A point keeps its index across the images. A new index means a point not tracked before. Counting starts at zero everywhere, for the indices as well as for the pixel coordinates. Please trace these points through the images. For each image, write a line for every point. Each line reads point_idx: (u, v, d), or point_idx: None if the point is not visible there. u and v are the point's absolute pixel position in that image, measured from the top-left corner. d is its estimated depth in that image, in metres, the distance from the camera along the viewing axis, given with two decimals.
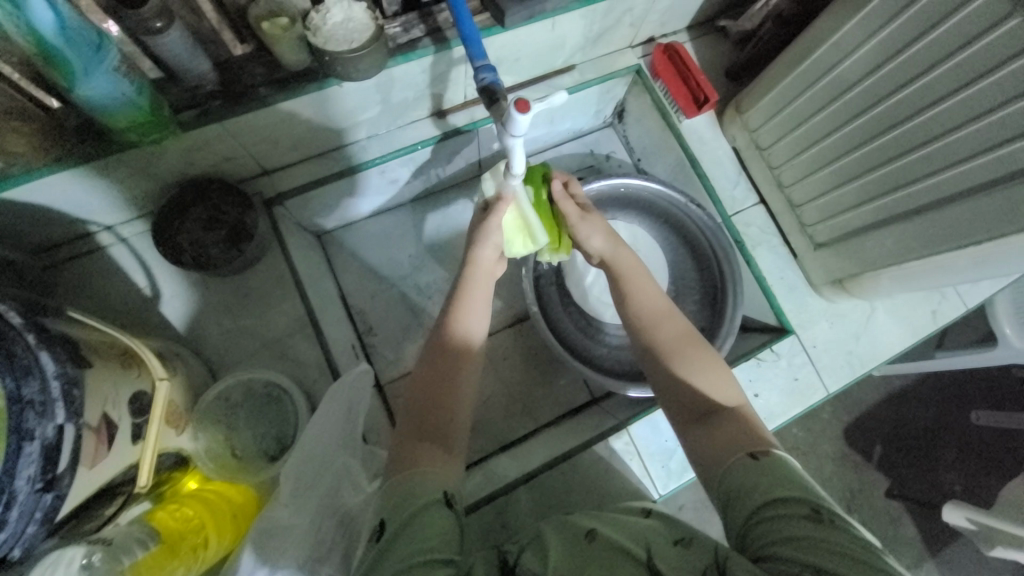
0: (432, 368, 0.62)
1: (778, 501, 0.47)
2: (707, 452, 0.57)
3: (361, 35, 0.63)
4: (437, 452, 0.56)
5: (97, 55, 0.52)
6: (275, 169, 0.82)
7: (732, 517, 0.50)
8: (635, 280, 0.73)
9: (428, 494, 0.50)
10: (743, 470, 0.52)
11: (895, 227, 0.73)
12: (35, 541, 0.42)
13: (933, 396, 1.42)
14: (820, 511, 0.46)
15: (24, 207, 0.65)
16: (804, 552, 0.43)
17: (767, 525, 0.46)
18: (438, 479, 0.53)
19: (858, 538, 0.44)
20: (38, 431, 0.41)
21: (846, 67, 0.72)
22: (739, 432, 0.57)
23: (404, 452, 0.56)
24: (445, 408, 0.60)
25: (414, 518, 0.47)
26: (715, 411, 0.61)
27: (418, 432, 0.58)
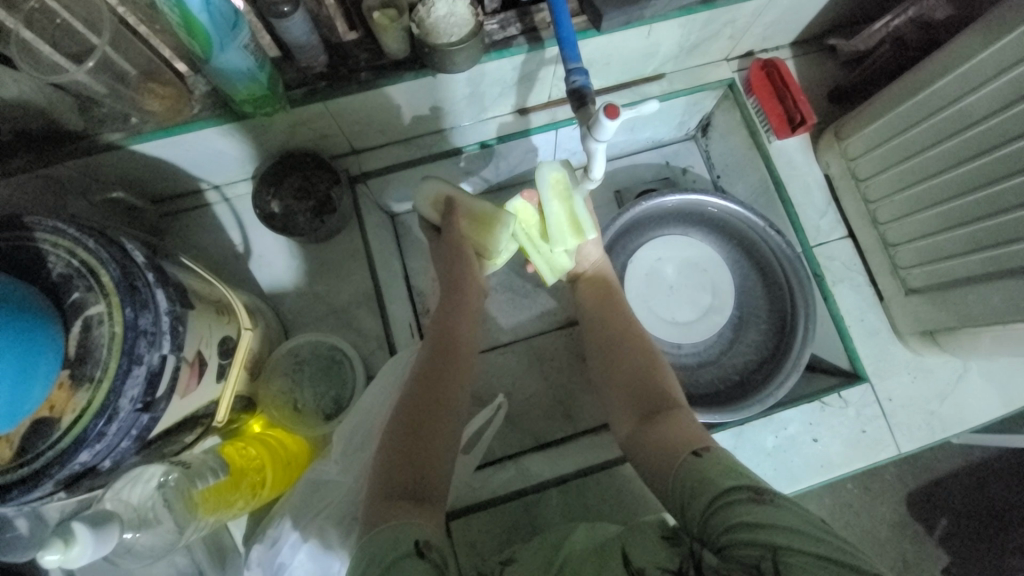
0: (424, 379, 0.64)
1: (728, 490, 0.47)
2: (654, 462, 0.58)
3: (460, 30, 0.66)
4: (411, 505, 0.52)
5: (232, 32, 0.58)
6: (363, 149, 0.87)
7: (690, 512, 0.49)
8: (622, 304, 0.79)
9: (403, 544, 0.46)
10: (689, 468, 0.52)
11: (1005, 282, 0.66)
12: (124, 455, 0.49)
13: (1020, 475, 1.26)
14: (759, 490, 0.46)
15: (152, 160, 0.73)
16: (758, 532, 0.42)
17: (724, 516, 0.45)
18: (412, 527, 0.48)
19: (800, 514, 0.44)
20: (146, 357, 0.46)
21: (973, 100, 0.65)
22: (679, 431, 0.59)
23: (378, 508, 0.52)
24: (426, 461, 0.58)
25: (398, 565, 0.44)
26: (663, 414, 0.63)
27: (391, 492, 0.54)
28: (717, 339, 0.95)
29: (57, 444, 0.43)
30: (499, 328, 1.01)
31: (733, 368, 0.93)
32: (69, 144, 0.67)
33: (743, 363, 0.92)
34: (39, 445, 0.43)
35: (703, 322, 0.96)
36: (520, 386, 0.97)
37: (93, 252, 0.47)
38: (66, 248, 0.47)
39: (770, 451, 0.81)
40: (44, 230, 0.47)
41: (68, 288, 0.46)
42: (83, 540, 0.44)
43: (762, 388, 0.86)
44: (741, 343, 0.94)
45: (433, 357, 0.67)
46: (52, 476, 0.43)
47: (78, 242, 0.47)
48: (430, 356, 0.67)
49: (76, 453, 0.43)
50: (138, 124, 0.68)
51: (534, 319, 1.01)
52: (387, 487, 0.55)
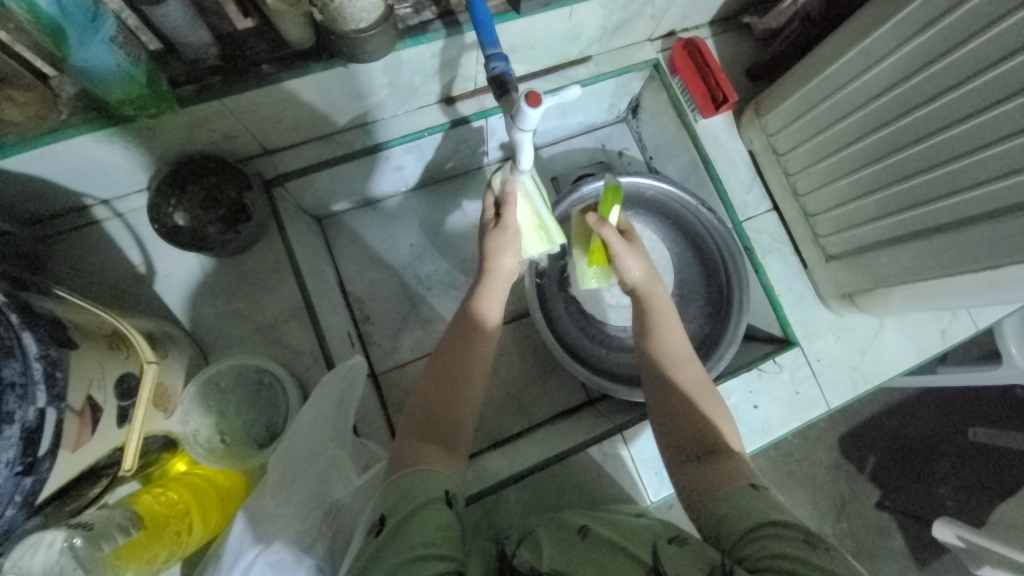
0: (454, 354, 0.63)
1: (772, 523, 0.48)
2: (701, 488, 0.57)
3: (370, 14, 0.59)
4: (440, 451, 0.56)
5: (92, 24, 0.50)
6: (276, 149, 0.79)
7: (724, 535, 0.50)
8: (666, 315, 0.72)
9: (431, 491, 0.50)
10: (740, 496, 0.53)
11: (912, 244, 0.71)
12: (15, 522, 0.42)
13: (931, 410, 1.40)
14: (817, 538, 0.46)
15: (17, 178, 0.63)
16: (796, 566, 0.43)
17: (760, 543, 0.46)
18: (440, 478, 0.53)
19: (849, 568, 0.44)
20: (18, 413, 0.40)
21: (874, 74, 0.69)
22: (731, 464, 0.58)
23: (408, 448, 0.56)
24: (453, 410, 0.60)
25: (421, 509, 0.48)
26: (708, 443, 0.61)
27: (422, 432, 0.58)
28: None
29: None
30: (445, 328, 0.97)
31: None
32: None
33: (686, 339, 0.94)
34: None
35: None
36: None
37: None
38: None
39: None
40: None
41: None
42: None
43: (704, 362, 0.89)
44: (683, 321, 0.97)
45: (463, 335, 0.65)
46: None
47: None
48: (459, 332, 0.65)
49: None
50: None
51: None
52: (420, 429, 0.58)
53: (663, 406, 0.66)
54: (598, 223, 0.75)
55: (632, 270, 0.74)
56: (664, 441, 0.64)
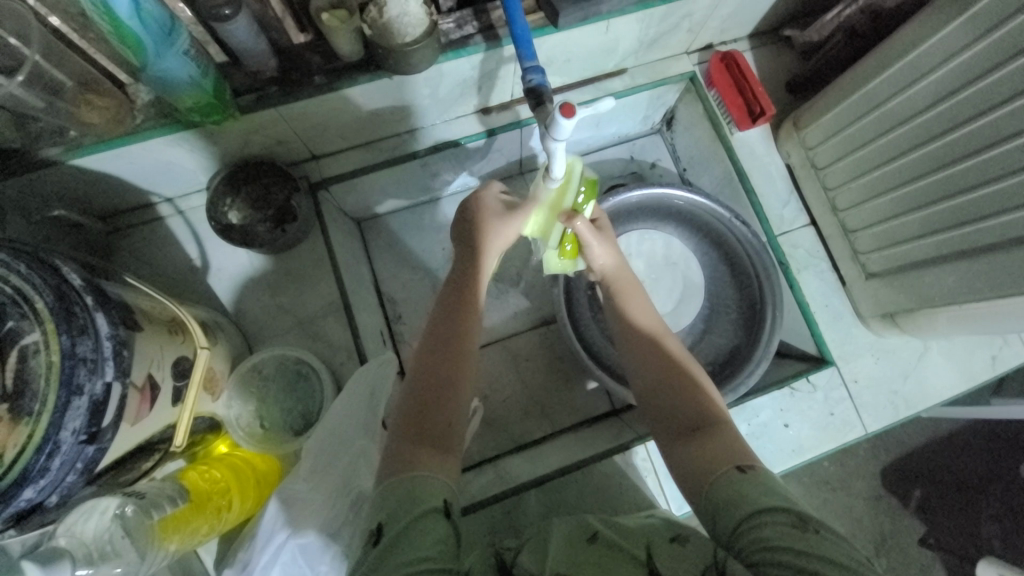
0: (436, 342, 0.64)
1: (767, 509, 0.49)
2: (692, 471, 0.57)
3: (415, 30, 0.64)
4: (434, 454, 0.56)
5: (168, 38, 0.56)
6: (322, 155, 0.84)
7: (720, 526, 0.51)
8: (637, 297, 0.74)
9: (429, 502, 0.50)
10: (730, 484, 0.53)
11: (957, 264, 0.68)
12: (72, 489, 0.46)
13: (984, 443, 1.32)
14: (805, 519, 0.47)
15: (96, 175, 0.70)
16: (789, 555, 0.44)
17: (754, 534, 0.47)
18: (437, 484, 0.52)
19: (845, 550, 0.45)
20: (87, 387, 0.44)
21: (918, 89, 0.67)
22: (722, 444, 0.58)
23: (403, 452, 0.55)
24: (449, 380, 0.62)
25: (419, 520, 0.48)
26: (702, 426, 0.61)
27: (417, 432, 0.57)
28: (689, 331, 0.95)
29: None
30: None
31: (705, 360, 0.93)
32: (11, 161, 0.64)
33: (715, 352, 0.93)
34: None
35: (676, 314, 0.96)
36: (497, 388, 0.96)
37: (25, 277, 0.44)
38: None
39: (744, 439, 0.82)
40: None
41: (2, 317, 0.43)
42: None
43: (732, 377, 0.88)
44: (713, 335, 0.95)
45: (448, 315, 0.66)
46: None
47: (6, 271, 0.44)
48: (446, 316, 0.66)
49: (18, 492, 0.41)
50: (78, 137, 0.65)
51: (509, 320, 1.00)
52: (412, 433, 0.57)
53: (649, 387, 0.66)
54: (568, 219, 0.74)
55: (602, 259, 0.76)
56: (656, 427, 0.64)
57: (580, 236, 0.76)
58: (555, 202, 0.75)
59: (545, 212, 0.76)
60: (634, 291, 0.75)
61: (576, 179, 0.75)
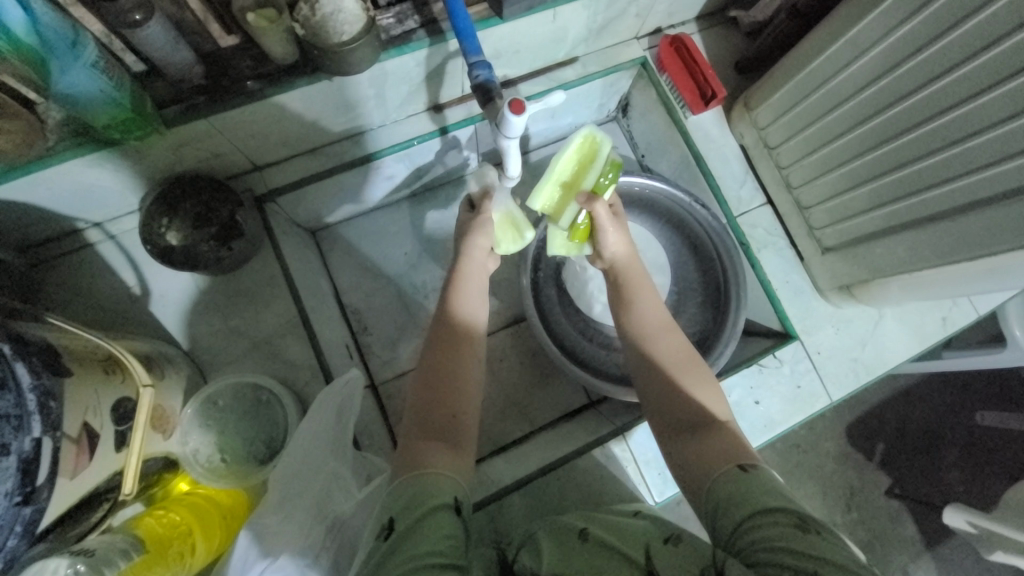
0: (438, 369, 0.64)
1: (767, 511, 0.49)
2: (693, 467, 0.59)
3: (352, 27, 0.59)
4: (444, 450, 0.57)
5: (72, 50, 0.51)
6: (266, 165, 0.79)
7: (721, 527, 0.51)
8: (643, 291, 0.75)
9: (439, 496, 0.50)
10: (731, 482, 0.53)
11: (905, 235, 0.71)
12: (17, 552, 0.42)
13: (937, 395, 1.39)
14: (808, 523, 0.47)
15: (8, 205, 0.63)
16: (787, 555, 0.44)
17: (754, 534, 0.47)
18: (448, 482, 0.53)
19: (844, 551, 0.45)
20: (13, 446, 0.40)
21: (859, 66, 0.69)
22: (722, 443, 0.59)
23: (411, 452, 0.56)
24: (454, 390, 0.63)
25: (426, 516, 0.48)
26: (702, 424, 0.62)
27: (426, 431, 0.59)
28: None
29: None
30: None
31: None
32: None
33: (685, 336, 0.94)
34: None
35: None
36: None
37: None
38: None
39: None
40: None
41: None
42: None
43: (703, 360, 0.89)
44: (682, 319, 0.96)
45: (442, 354, 0.65)
46: None
47: None
48: (439, 344, 0.67)
49: None
50: None
51: None
52: (422, 429, 0.59)
53: (651, 382, 0.68)
54: (589, 199, 0.77)
55: (612, 246, 0.77)
56: (657, 423, 0.66)
57: (596, 221, 0.77)
58: (576, 180, 0.80)
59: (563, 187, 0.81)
60: (642, 285, 0.76)
61: (599, 161, 0.78)
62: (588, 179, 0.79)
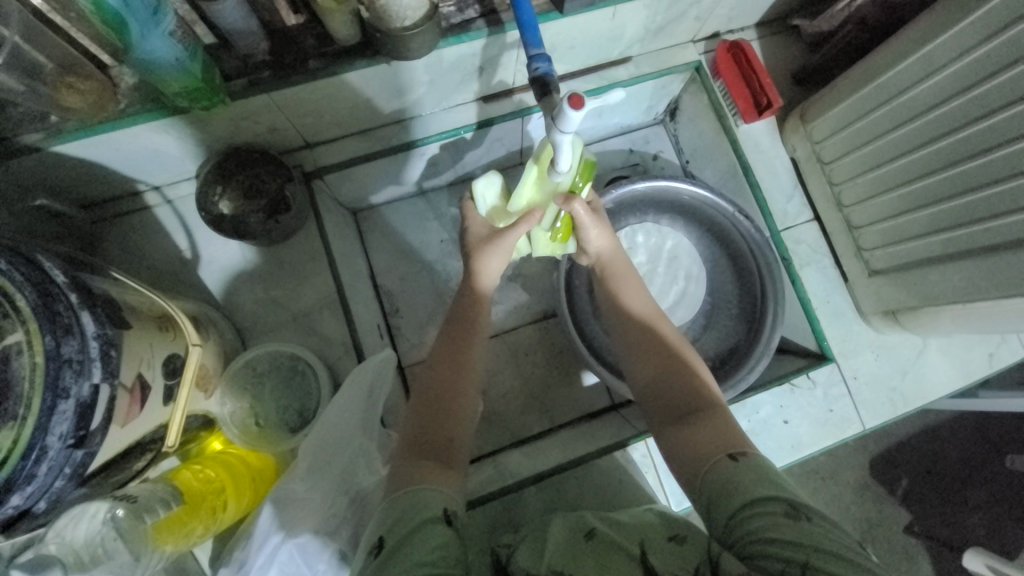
0: (443, 347, 0.66)
1: (758, 500, 0.49)
2: (686, 458, 0.58)
3: (414, 13, 0.60)
4: (438, 468, 0.55)
5: (153, 18, 0.53)
6: (317, 143, 0.81)
7: (714, 519, 0.51)
8: (630, 287, 0.73)
9: (431, 509, 0.49)
10: (724, 473, 0.53)
11: (962, 263, 0.68)
12: (62, 493, 0.44)
13: (970, 435, 1.34)
14: (800, 509, 0.47)
15: (79, 162, 0.67)
16: (783, 547, 0.44)
17: (748, 525, 0.47)
18: (438, 496, 0.52)
19: (835, 537, 0.45)
20: (73, 389, 0.42)
21: (929, 84, 0.66)
22: (714, 432, 0.58)
23: (403, 469, 0.55)
24: (447, 406, 0.61)
25: (420, 529, 0.47)
26: (694, 411, 0.61)
27: (421, 448, 0.57)
28: (689, 326, 0.95)
29: None
30: None
31: (706, 355, 0.93)
32: None
33: (715, 348, 0.93)
34: None
35: (677, 309, 0.95)
36: (495, 383, 0.95)
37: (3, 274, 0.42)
38: None
39: None
40: None
41: None
42: None
43: (732, 374, 0.87)
44: (713, 330, 0.94)
45: (451, 322, 0.68)
46: None
47: None
48: (445, 323, 0.69)
49: (5, 497, 0.39)
50: (59, 122, 0.61)
51: (508, 313, 0.98)
52: (413, 450, 0.57)
53: (643, 374, 0.67)
54: (565, 201, 0.70)
55: (597, 241, 0.74)
56: (650, 414, 0.66)
57: (576, 218, 0.72)
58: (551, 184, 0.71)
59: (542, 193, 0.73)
60: (629, 278, 0.74)
61: (573, 162, 0.69)
62: (565, 180, 0.71)
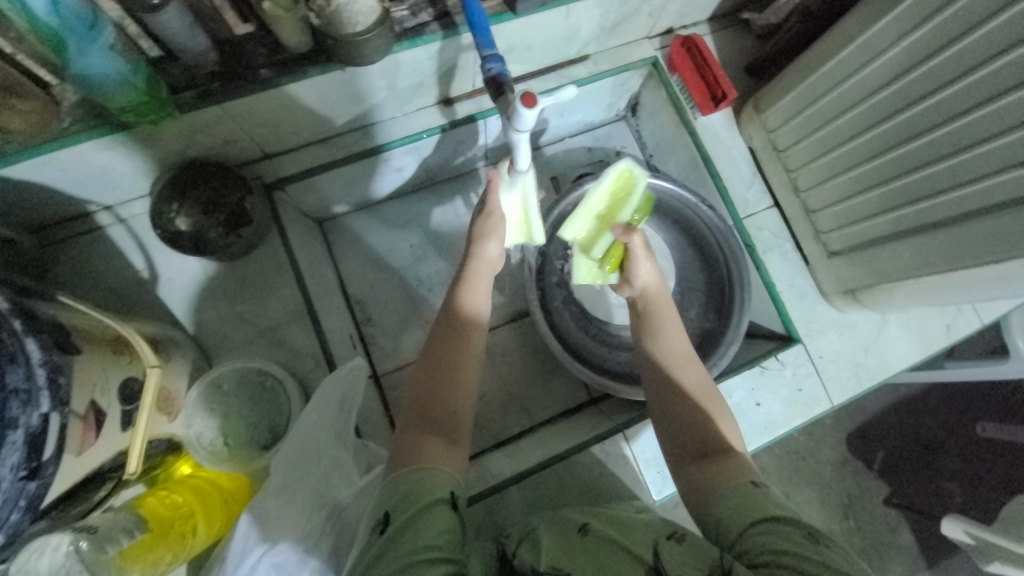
0: (441, 371, 0.62)
1: (777, 519, 0.49)
2: (703, 482, 0.58)
3: (366, 19, 0.59)
4: (439, 445, 0.56)
5: (91, 32, 0.52)
6: (276, 153, 0.80)
7: (725, 533, 0.51)
8: (660, 316, 0.73)
9: (431, 493, 0.49)
10: (744, 494, 0.53)
11: (912, 240, 0.71)
12: (20, 527, 0.42)
13: (936, 405, 1.39)
14: (817, 533, 0.48)
15: (21, 185, 0.64)
16: (799, 560, 0.44)
17: (762, 538, 0.48)
18: (441, 476, 0.52)
19: (847, 560, 0.46)
20: (22, 420, 0.41)
21: (873, 69, 0.69)
22: (730, 459, 0.59)
23: (407, 446, 0.55)
24: (452, 382, 0.62)
25: (423, 512, 0.47)
26: (709, 440, 0.62)
27: (422, 425, 0.58)
28: None
29: None
30: None
31: None
32: None
33: (687, 337, 0.94)
34: None
35: None
36: (474, 385, 0.95)
37: None
38: None
39: None
40: None
41: None
42: None
43: (705, 359, 0.89)
44: (685, 320, 0.96)
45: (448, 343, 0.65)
46: None
47: None
48: (445, 331, 0.66)
49: None
50: None
51: None
52: (417, 425, 0.58)
53: (656, 398, 0.67)
54: (623, 232, 0.75)
55: (644, 276, 0.75)
56: (664, 438, 0.65)
57: (629, 250, 0.75)
58: (609, 214, 0.82)
59: (596, 221, 0.82)
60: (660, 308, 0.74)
61: (637, 195, 0.82)
62: (625, 213, 0.82)
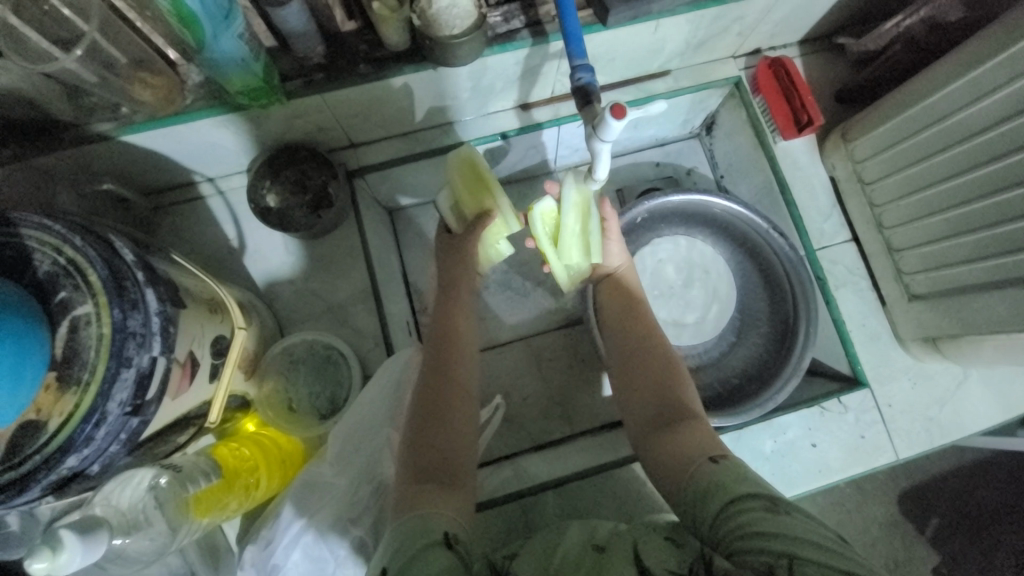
0: (434, 350, 0.67)
1: (742, 496, 0.48)
2: (671, 463, 0.57)
3: (462, 22, 0.63)
4: (439, 490, 0.55)
5: (225, 21, 0.57)
6: (361, 143, 0.84)
7: (700, 520, 0.49)
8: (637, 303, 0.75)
9: (430, 534, 0.49)
10: (705, 475, 0.52)
11: (1009, 292, 0.66)
12: (113, 459, 0.47)
13: (1008, 476, 1.27)
14: (780, 502, 0.47)
15: (144, 152, 0.71)
16: (771, 540, 0.43)
17: (736, 519, 0.46)
18: (443, 518, 0.51)
19: (814, 526, 0.45)
20: (135, 360, 0.45)
21: (981, 107, 0.64)
22: (695, 438, 0.58)
23: (405, 494, 0.55)
24: (450, 400, 0.63)
25: (419, 555, 0.46)
26: (677, 419, 0.61)
27: (421, 472, 0.57)
28: (718, 340, 0.94)
29: (44, 449, 0.42)
30: (497, 327, 1.00)
31: (734, 370, 0.92)
32: (64, 133, 0.66)
33: (743, 365, 0.91)
34: (26, 450, 0.42)
35: (708, 321, 0.95)
36: (518, 386, 0.96)
37: (79, 250, 0.45)
38: (53, 245, 0.45)
39: (769, 456, 0.80)
40: (31, 227, 0.46)
41: (55, 287, 0.44)
42: (72, 547, 0.44)
43: (764, 390, 0.85)
44: (743, 347, 0.93)
45: (439, 326, 0.70)
46: (40, 481, 0.42)
47: (64, 240, 0.46)
48: (439, 326, 0.71)
49: (63, 458, 0.42)
50: (129, 114, 0.66)
51: (534, 318, 1.00)
52: (416, 469, 0.58)
53: (630, 384, 0.68)
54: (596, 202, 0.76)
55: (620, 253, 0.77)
56: (634, 426, 0.66)
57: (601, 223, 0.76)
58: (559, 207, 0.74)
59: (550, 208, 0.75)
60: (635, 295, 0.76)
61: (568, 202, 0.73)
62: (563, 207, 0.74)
